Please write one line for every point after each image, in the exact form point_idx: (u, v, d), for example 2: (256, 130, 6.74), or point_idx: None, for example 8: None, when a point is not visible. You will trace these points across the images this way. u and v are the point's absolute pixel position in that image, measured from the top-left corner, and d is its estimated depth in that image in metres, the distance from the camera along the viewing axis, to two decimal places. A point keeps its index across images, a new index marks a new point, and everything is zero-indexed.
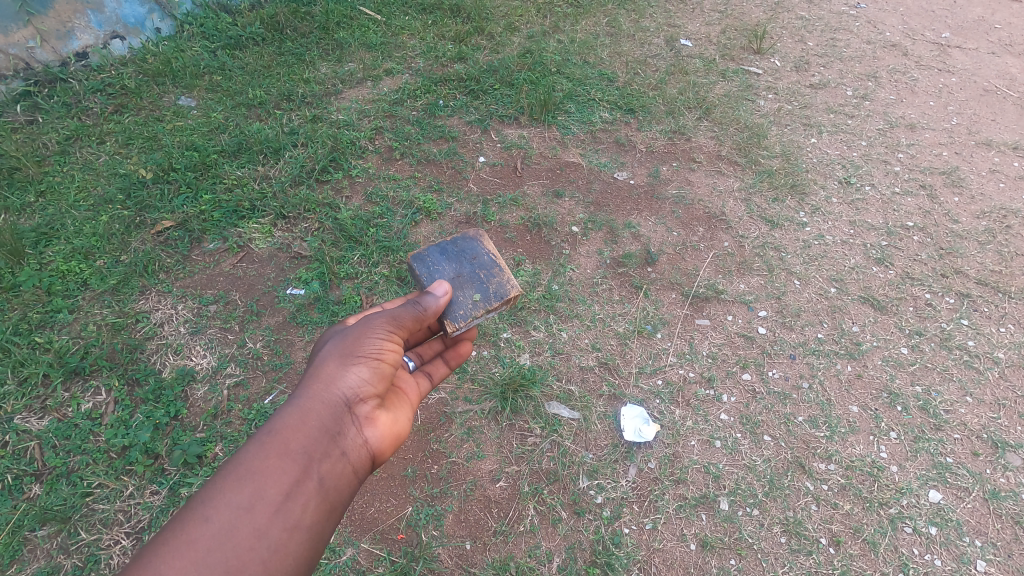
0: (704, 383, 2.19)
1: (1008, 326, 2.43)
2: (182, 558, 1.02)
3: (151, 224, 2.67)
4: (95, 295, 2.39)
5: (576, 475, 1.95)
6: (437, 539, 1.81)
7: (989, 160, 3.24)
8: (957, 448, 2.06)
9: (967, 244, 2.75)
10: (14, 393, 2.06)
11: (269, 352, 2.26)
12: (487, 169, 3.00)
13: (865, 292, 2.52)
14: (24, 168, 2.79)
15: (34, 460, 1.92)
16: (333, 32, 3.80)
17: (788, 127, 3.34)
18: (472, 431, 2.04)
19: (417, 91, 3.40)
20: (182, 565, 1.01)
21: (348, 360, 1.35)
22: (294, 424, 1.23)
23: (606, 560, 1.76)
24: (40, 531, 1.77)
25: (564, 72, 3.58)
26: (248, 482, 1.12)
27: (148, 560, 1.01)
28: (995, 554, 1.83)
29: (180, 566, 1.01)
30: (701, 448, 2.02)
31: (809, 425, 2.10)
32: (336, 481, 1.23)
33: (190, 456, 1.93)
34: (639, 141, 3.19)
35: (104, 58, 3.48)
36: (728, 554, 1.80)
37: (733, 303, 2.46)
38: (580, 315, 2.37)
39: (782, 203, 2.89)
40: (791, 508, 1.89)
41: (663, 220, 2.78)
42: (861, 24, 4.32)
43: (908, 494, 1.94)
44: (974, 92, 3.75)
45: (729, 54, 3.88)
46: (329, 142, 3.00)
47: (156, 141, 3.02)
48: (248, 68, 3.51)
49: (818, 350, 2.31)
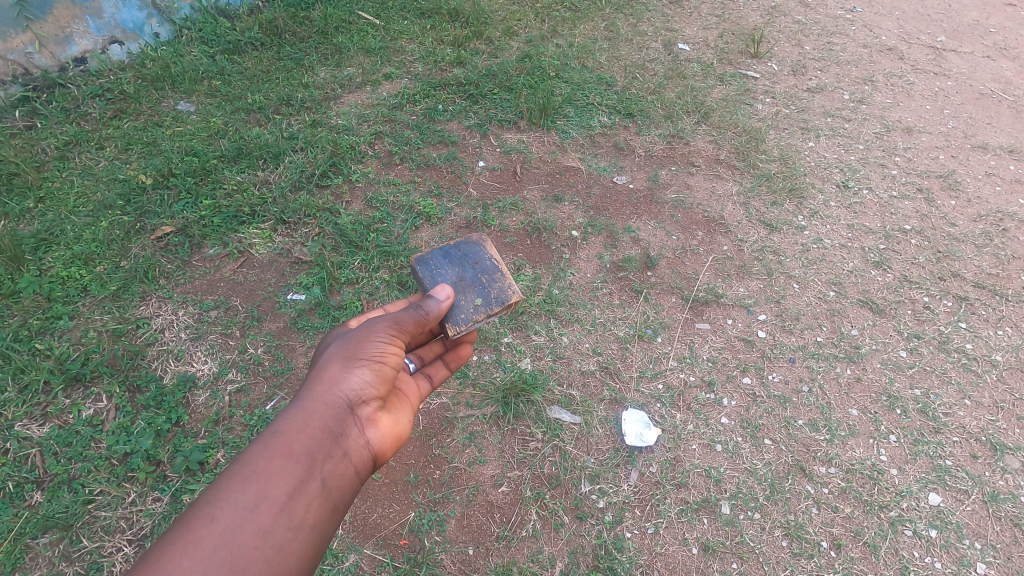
0: (705, 387, 2.20)
1: (1005, 329, 2.45)
2: (188, 557, 1.00)
3: (151, 229, 2.67)
4: (95, 301, 2.38)
5: (578, 480, 1.96)
6: (440, 545, 1.81)
7: (985, 163, 3.26)
8: (956, 451, 2.07)
9: (964, 247, 2.77)
10: (15, 400, 2.05)
11: (270, 358, 2.26)
12: (487, 174, 3.01)
13: (864, 295, 2.54)
14: (23, 174, 2.79)
15: (35, 467, 1.92)
16: (332, 37, 3.81)
17: (786, 131, 3.36)
18: (474, 437, 2.05)
19: (416, 95, 3.41)
20: (188, 564, 0.99)
21: (351, 363, 1.36)
22: (298, 425, 1.23)
23: (608, 564, 1.77)
24: (42, 539, 1.76)
25: (563, 76, 3.60)
26: (252, 482, 1.12)
27: (153, 559, 0.99)
28: (995, 556, 1.84)
29: (186, 565, 0.99)
30: (702, 452, 2.03)
31: (809, 428, 2.11)
32: (338, 482, 1.23)
33: (191, 462, 1.93)
34: (638, 145, 3.21)
35: (103, 63, 3.48)
36: (729, 558, 1.81)
37: (732, 306, 2.47)
38: (580, 319, 2.38)
39: (781, 207, 2.91)
40: (791, 512, 1.90)
41: (663, 224, 2.80)
42: (857, 28, 4.35)
43: (908, 497, 1.95)
44: (970, 95, 3.78)
45: (727, 58, 3.90)
46: (329, 147, 3.00)
47: (156, 147, 3.02)
48: (247, 73, 3.51)
49: (818, 353, 2.32)
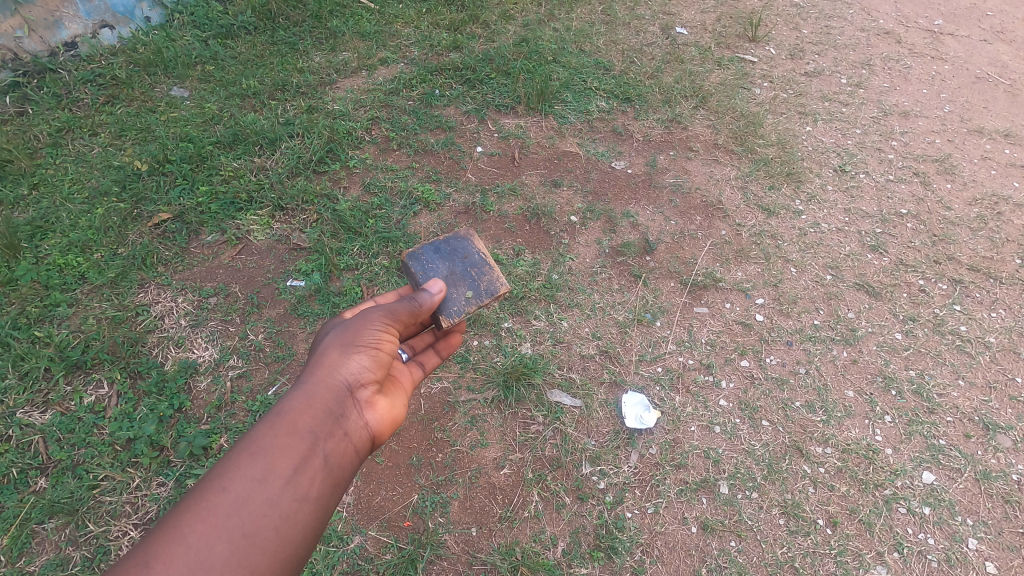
0: (703, 369, 2.23)
1: (999, 311, 2.48)
2: (201, 523, 1.03)
3: (148, 216, 2.65)
4: (93, 288, 2.37)
5: (579, 461, 1.98)
6: (443, 526, 1.83)
7: (981, 147, 3.27)
8: (949, 430, 2.11)
9: (960, 231, 2.79)
10: (16, 387, 2.05)
11: (271, 344, 2.26)
12: (485, 159, 3.00)
13: (860, 279, 2.56)
14: (16, 160, 2.75)
15: (39, 454, 1.92)
16: (326, 20, 3.77)
17: (784, 116, 3.36)
18: (476, 420, 2.07)
19: (413, 81, 3.38)
20: (202, 530, 1.03)
21: (349, 349, 1.37)
22: (303, 406, 1.24)
23: (609, 543, 1.80)
24: (48, 524, 1.77)
25: (561, 60, 3.57)
26: (260, 456, 1.14)
27: (169, 525, 1.02)
28: (986, 532, 1.88)
29: (201, 530, 1.02)
30: (701, 434, 2.06)
31: (807, 410, 2.14)
32: (341, 459, 1.24)
33: (195, 447, 1.94)
34: (636, 130, 3.20)
35: (93, 48, 3.42)
36: (728, 536, 1.84)
37: (730, 290, 2.49)
38: (580, 304, 2.39)
39: (778, 191, 2.92)
40: (789, 491, 1.94)
41: (661, 210, 2.80)
42: (855, 11, 4.33)
43: (902, 475, 1.99)
44: (967, 79, 3.78)
45: (724, 42, 3.89)
46: (326, 133, 2.97)
47: (150, 133, 3.00)
48: (241, 58, 3.47)
49: (815, 336, 2.35)
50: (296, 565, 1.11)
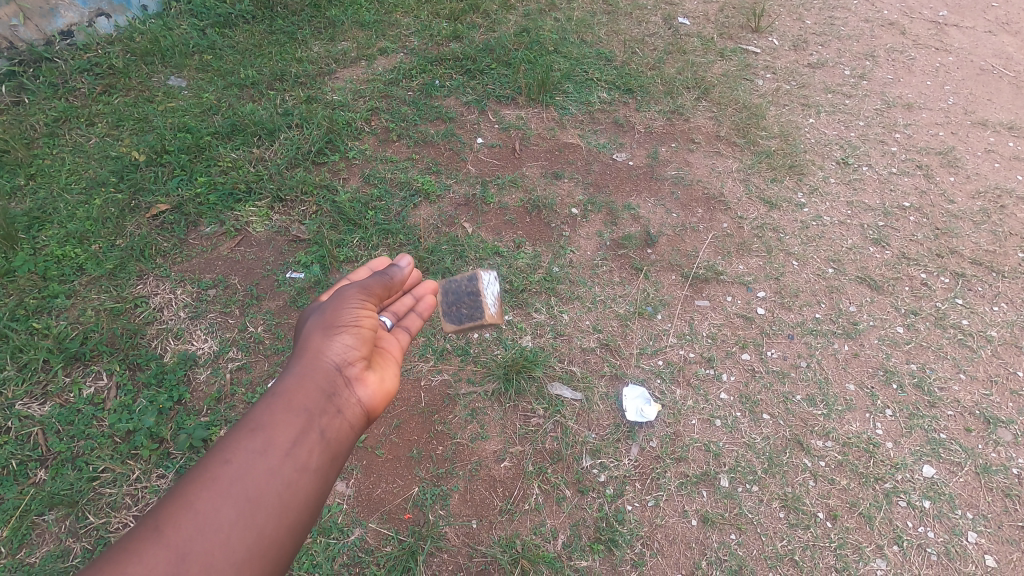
0: (704, 363, 2.22)
1: (1000, 305, 2.47)
2: (206, 492, 1.05)
3: (146, 207, 2.63)
4: (92, 280, 2.36)
5: (579, 454, 1.98)
6: (443, 518, 1.83)
7: (985, 140, 3.25)
8: (950, 424, 2.11)
9: (962, 224, 2.78)
10: (15, 378, 2.04)
11: (271, 336, 2.25)
12: (485, 151, 2.98)
13: (862, 272, 2.55)
14: (13, 151, 2.73)
15: (38, 446, 1.91)
16: (324, 9, 3.73)
17: (786, 108, 3.33)
18: (476, 413, 2.06)
19: (412, 71, 3.34)
20: (208, 498, 1.04)
21: (332, 329, 1.34)
22: (298, 382, 1.25)
23: (609, 536, 1.80)
24: (48, 515, 1.77)
25: (562, 50, 3.54)
26: (260, 431, 1.15)
27: (175, 497, 1.04)
28: (986, 526, 1.88)
29: (206, 498, 1.04)
30: (701, 427, 2.06)
31: (808, 403, 2.13)
32: (340, 430, 1.24)
33: (195, 440, 1.94)
34: (637, 121, 3.18)
35: (89, 37, 3.38)
36: (728, 529, 1.84)
37: (732, 284, 2.48)
38: (581, 297, 2.38)
39: (781, 183, 2.90)
40: (789, 484, 1.94)
41: (662, 202, 2.79)
42: (859, 2, 4.29)
43: (902, 469, 1.99)
44: (971, 71, 3.75)
45: (727, 32, 3.85)
46: (324, 123, 2.93)
47: (148, 123, 2.97)
48: (239, 47, 3.44)
49: (816, 330, 2.34)
50: (303, 531, 1.12)
